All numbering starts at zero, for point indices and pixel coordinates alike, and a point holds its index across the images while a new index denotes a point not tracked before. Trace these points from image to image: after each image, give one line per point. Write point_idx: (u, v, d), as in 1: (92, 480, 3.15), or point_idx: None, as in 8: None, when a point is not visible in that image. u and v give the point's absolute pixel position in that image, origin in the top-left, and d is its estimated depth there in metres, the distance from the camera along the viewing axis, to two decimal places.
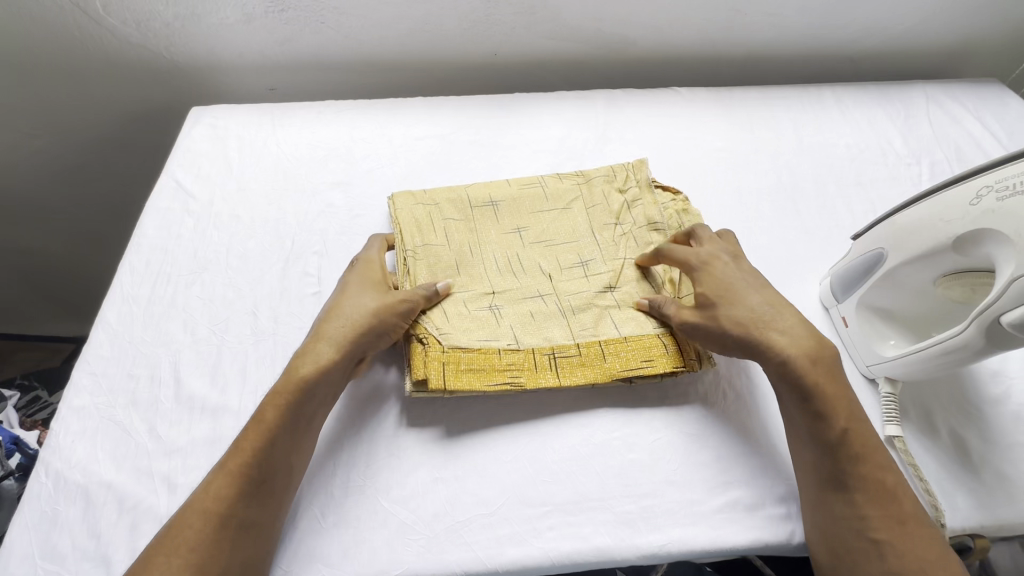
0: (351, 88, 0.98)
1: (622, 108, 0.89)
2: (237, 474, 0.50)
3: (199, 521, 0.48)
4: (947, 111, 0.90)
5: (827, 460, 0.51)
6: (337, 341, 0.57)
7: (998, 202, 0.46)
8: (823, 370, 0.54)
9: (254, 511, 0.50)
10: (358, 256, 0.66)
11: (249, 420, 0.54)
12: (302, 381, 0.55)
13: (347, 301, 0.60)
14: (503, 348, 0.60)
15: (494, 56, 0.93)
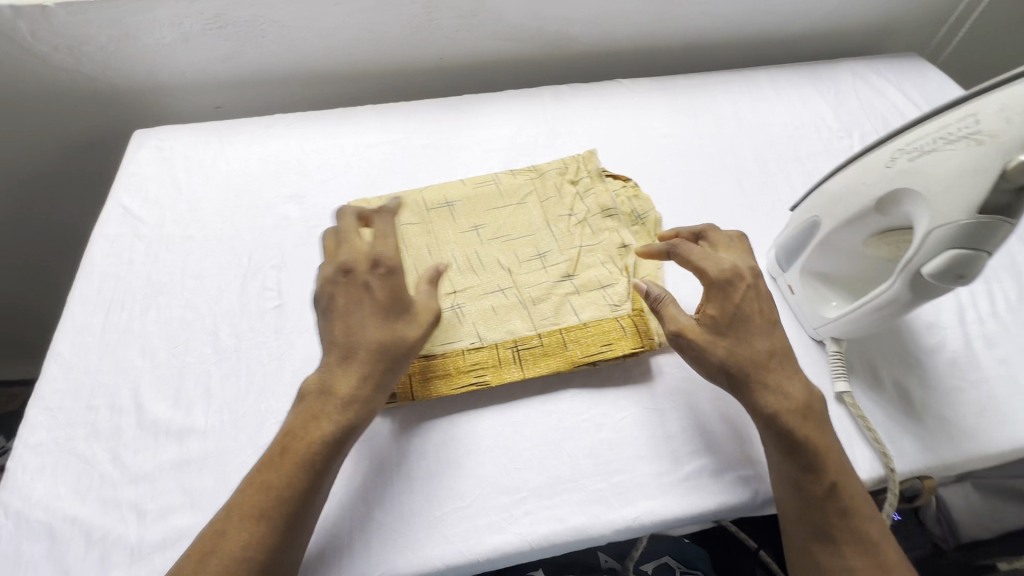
0: (299, 100, 0.98)
1: (569, 103, 0.91)
2: (278, 522, 0.47)
3: (237, 571, 0.45)
4: (872, 85, 0.95)
5: (813, 512, 0.51)
6: (374, 379, 0.54)
7: (909, 162, 0.49)
8: (810, 421, 0.53)
9: (295, 554, 0.48)
10: (384, 256, 0.58)
11: (288, 456, 0.49)
12: (343, 422, 0.52)
13: (384, 332, 0.55)
14: (466, 349, 0.62)
15: (441, 60, 0.95)
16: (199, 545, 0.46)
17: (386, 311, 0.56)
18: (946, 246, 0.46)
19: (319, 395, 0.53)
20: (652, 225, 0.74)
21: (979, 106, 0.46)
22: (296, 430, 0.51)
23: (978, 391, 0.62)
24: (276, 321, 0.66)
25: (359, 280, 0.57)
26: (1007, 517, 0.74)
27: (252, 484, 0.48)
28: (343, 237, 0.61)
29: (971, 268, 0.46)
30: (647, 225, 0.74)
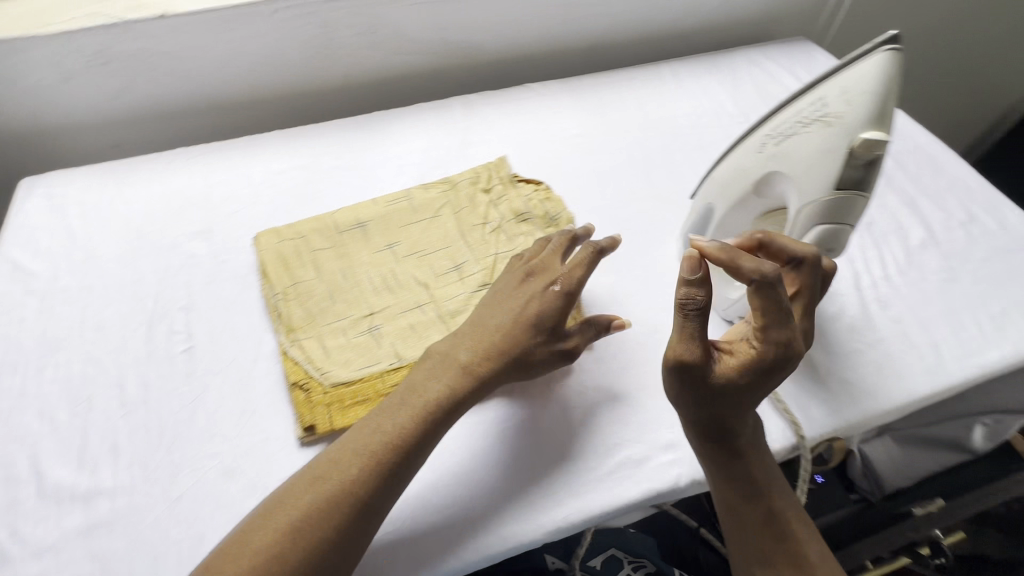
0: (204, 131, 0.94)
1: (481, 111, 0.92)
2: (381, 468, 0.50)
3: (334, 499, 0.48)
4: (766, 71, 1.00)
5: (755, 538, 0.55)
6: (500, 372, 0.57)
7: (776, 146, 0.52)
8: (751, 457, 0.55)
9: (388, 500, 0.50)
10: (563, 278, 0.59)
11: (406, 406, 0.54)
12: (455, 391, 0.55)
13: (529, 336, 0.58)
14: (385, 370, 0.61)
15: (347, 78, 0.93)
16: (315, 467, 0.50)
17: (538, 324, 0.58)
18: (814, 222, 0.49)
19: (439, 364, 0.57)
20: (565, 225, 0.75)
21: (825, 91, 0.50)
22: (413, 386, 0.55)
23: (875, 352, 0.66)
24: (187, 365, 0.64)
25: (529, 284, 0.61)
26: (920, 463, 0.79)
27: (366, 426, 0.53)
28: (562, 249, 0.63)
29: (839, 240, 0.50)
30: (561, 226, 0.75)
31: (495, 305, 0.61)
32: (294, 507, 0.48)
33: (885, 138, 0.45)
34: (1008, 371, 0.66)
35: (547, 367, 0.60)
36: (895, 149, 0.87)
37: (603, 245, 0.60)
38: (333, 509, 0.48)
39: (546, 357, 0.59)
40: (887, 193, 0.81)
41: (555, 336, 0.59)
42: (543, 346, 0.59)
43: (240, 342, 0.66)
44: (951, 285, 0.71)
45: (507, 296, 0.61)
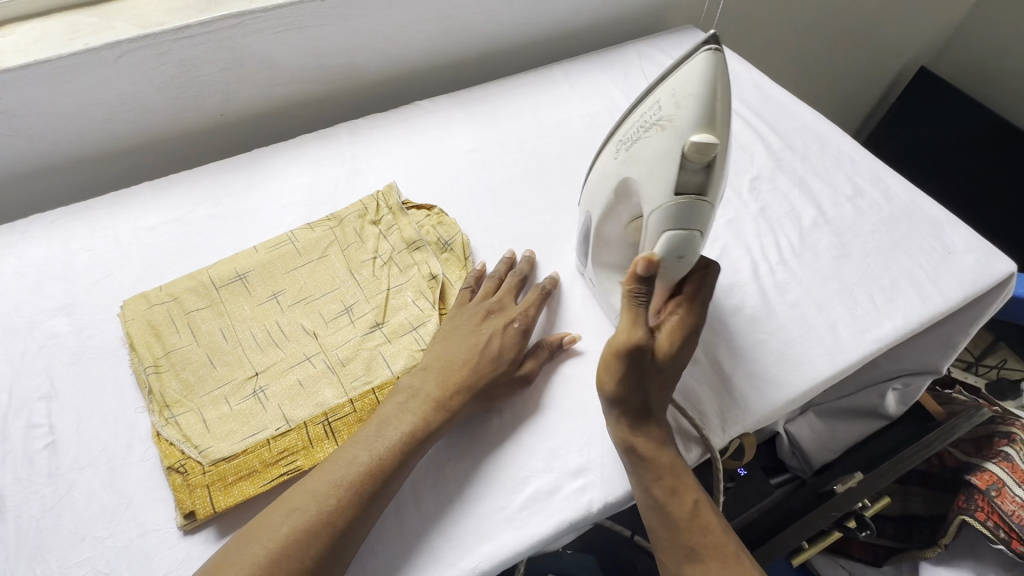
0: (69, 190, 0.86)
1: (368, 136, 0.87)
2: (357, 500, 0.50)
3: (307, 534, 0.47)
4: (656, 63, 1.00)
5: (679, 537, 0.53)
6: (467, 403, 0.58)
7: (627, 151, 0.54)
8: (660, 456, 0.53)
9: (360, 530, 0.50)
10: (520, 316, 0.64)
11: (381, 433, 0.54)
12: (428, 423, 0.55)
13: (492, 367, 0.59)
14: (271, 437, 0.57)
15: (220, 117, 0.87)
16: (288, 499, 0.50)
17: (496, 355, 0.60)
18: (668, 230, 0.51)
19: (415, 395, 0.57)
20: (460, 248, 0.73)
21: (661, 93, 0.51)
22: (388, 417, 0.55)
23: (776, 341, 0.66)
24: (49, 462, 0.57)
25: (488, 316, 0.63)
26: (843, 436, 0.81)
27: (341, 458, 0.52)
28: (515, 288, 0.67)
29: (691, 246, 0.52)
30: (456, 250, 0.72)
31: (457, 336, 0.61)
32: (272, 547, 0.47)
33: (710, 140, 0.46)
34: (902, 340, 0.67)
35: (508, 399, 0.61)
36: (782, 131, 0.88)
37: (548, 284, 0.67)
38: (307, 543, 0.47)
39: (508, 388, 0.60)
40: (778, 176, 0.82)
41: (515, 365, 0.61)
42: (504, 377, 0.60)
43: (111, 426, 0.60)
44: (843, 261, 0.73)
45: (466, 328, 0.62)
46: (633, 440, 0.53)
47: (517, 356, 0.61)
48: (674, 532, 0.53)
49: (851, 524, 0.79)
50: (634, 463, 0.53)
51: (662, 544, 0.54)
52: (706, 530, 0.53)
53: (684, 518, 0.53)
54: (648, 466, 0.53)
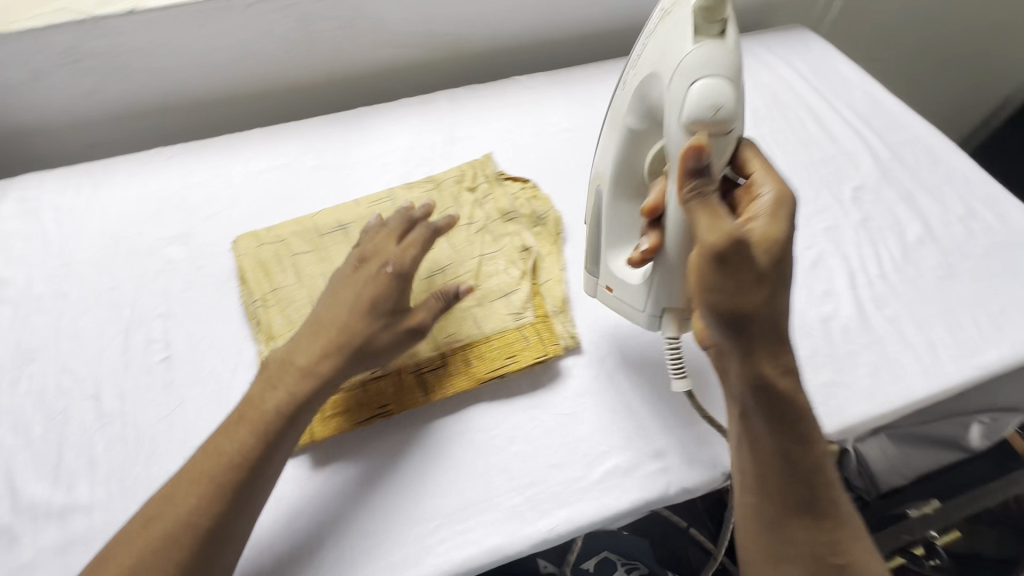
0: (185, 131, 0.91)
1: (467, 106, 0.89)
2: (217, 495, 0.48)
3: (179, 534, 0.47)
4: (761, 59, 0.97)
5: (795, 490, 0.47)
6: (341, 364, 0.55)
7: (629, 70, 0.53)
8: (793, 392, 0.47)
9: (233, 524, 0.49)
10: (398, 264, 0.58)
11: (239, 423, 0.52)
12: (294, 397, 0.53)
13: (367, 321, 0.56)
14: (366, 379, 0.60)
15: (328, 74, 0.90)
16: (150, 506, 0.49)
17: (372, 306, 0.56)
18: (693, 78, 0.46)
19: (280, 368, 0.55)
20: (552, 224, 0.74)
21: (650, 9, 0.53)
22: (252, 400, 0.54)
23: (869, 353, 0.64)
24: (165, 375, 0.62)
25: (358, 262, 0.59)
26: (915, 462, 0.76)
27: (205, 450, 0.51)
28: (396, 230, 0.61)
29: (726, 92, 0.46)
30: (548, 225, 0.74)
31: (343, 287, 0.58)
32: (138, 553, 0.46)
33: None
34: (1007, 371, 0.64)
35: (393, 352, 0.57)
36: (891, 141, 0.85)
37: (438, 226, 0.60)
38: (173, 544, 0.46)
39: (391, 339, 0.57)
40: (883, 187, 0.79)
41: (399, 315, 0.57)
42: (384, 330, 0.57)
43: (220, 350, 0.64)
44: (949, 283, 0.70)
45: (355, 276, 0.58)
46: (770, 371, 0.45)
47: (402, 304, 0.58)
48: (792, 483, 0.47)
49: (919, 551, 0.78)
50: (762, 399, 0.46)
51: (768, 493, 0.48)
52: (827, 485, 0.48)
53: (808, 468, 0.48)
54: (782, 402, 0.46)
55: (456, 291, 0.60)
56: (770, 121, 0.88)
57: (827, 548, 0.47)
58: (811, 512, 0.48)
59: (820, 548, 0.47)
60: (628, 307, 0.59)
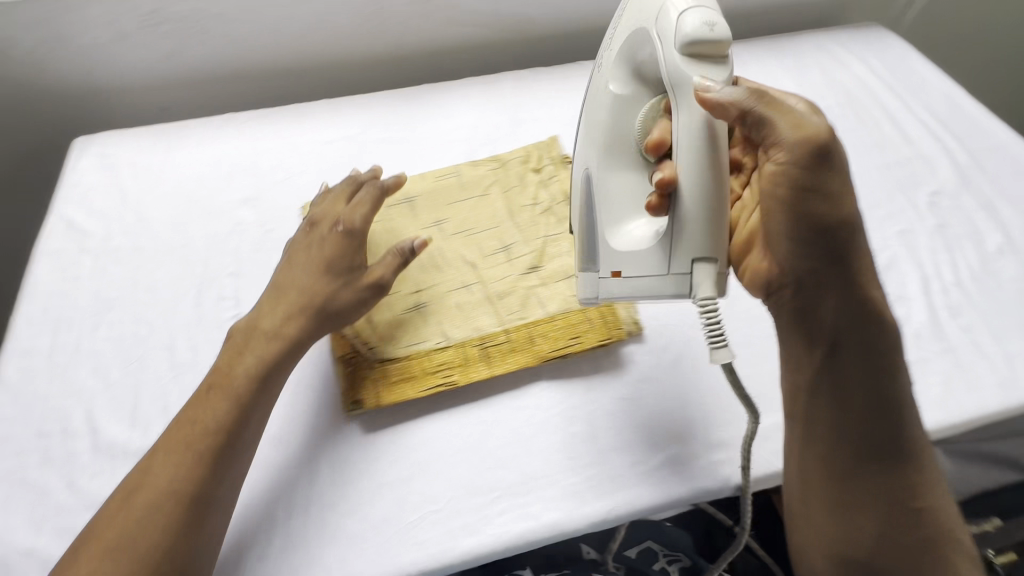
0: (253, 99, 0.93)
1: (532, 89, 0.89)
2: (199, 459, 0.49)
3: (164, 500, 0.47)
4: (835, 56, 0.94)
5: (876, 435, 0.49)
6: (305, 323, 0.58)
7: (610, 51, 0.58)
8: (878, 322, 0.49)
9: (215, 490, 0.49)
10: (353, 223, 0.62)
11: (208, 393, 0.53)
12: (263, 362, 0.55)
13: (326, 281, 0.59)
14: (431, 349, 0.61)
15: (395, 50, 0.91)
16: (129, 482, 0.49)
17: (330, 260, 0.60)
18: (679, 9, 0.50)
19: (247, 334, 0.57)
20: None
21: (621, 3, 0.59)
22: (221, 369, 0.55)
23: (943, 362, 0.62)
24: None
25: (309, 232, 0.64)
26: (975, 479, 0.74)
27: (183, 420, 0.52)
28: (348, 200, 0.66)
29: (715, 15, 0.49)
30: None
31: (303, 252, 0.62)
32: (122, 529, 0.46)
33: None
34: None
35: (355, 312, 0.60)
36: (971, 148, 0.81)
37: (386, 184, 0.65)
38: (156, 512, 0.47)
39: (350, 297, 0.59)
40: (962, 194, 0.76)
41: (356, 272, 0.60)
42: (343, 288, 0.59)
43: None
44: None
45: (313, 240, 0.62)
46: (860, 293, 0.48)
47: (356, 260, 0.61)
48: (876, 426, 0.49)
49: None
50: (853, 324, 0.48)
51: (848, 439, 0.49)
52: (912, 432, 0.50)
53: (893, 408, 0.49)
54: (874, 323, 0.49)
55: (410, 246, 0.60)
56: (843, 120, 0.85)
57: (904, 493, 0.49)
58: (892, 458, 0.49)
59: (897, 492, 0.50)
60: (640, 283, 0.52)
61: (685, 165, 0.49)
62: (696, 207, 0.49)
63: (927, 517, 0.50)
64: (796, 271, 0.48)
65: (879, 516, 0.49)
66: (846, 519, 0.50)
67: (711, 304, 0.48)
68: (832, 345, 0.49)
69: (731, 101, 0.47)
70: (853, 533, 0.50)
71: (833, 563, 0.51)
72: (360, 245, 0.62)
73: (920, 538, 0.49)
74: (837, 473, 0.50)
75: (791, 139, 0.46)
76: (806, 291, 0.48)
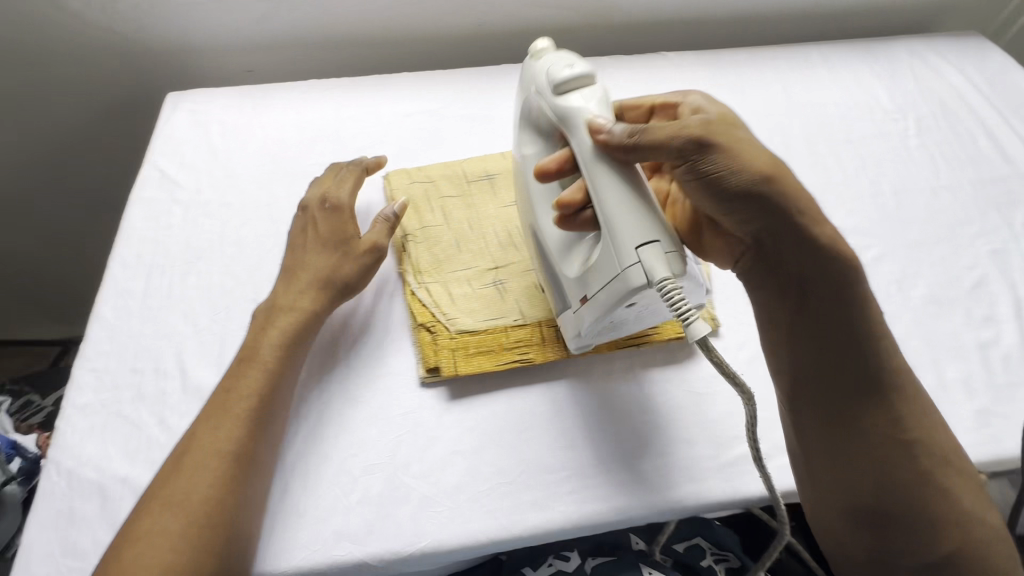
0: (333, 67, 0.94)
1: (613, 76, 0.88)
2: (247, 420, 0.50)
3: (218, 462, 0.47)
4: (930, 65, 0.90)
5: (853, 380, 0.51)
6: (321, 294, 0.58)
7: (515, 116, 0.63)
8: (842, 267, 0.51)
9: (264, 449, 0.50)
10: (329, 202, 0.63)
11: (240, 364, 0.53)
12: (291, 334, 0.56)
13: (324, 257, 0.60)
14: (509, 326, 0.61)
15: (477, 27, 0.91)
16: (175, 451, 0.48)
17: (326, 238, 0.61)
18: (546, 63, 0.55)
19: (270, 313, 0.57)
20: None
21: None
22: (249, 343, 0.55)
23: None
24: None
25: (301, 218, 0.64)
26: None
27: (218, 391, 0.52)
28: (341, 179, 0.67)
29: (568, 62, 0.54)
30: None
31: (293, 240, 0.63)
32: (175, 489, 0.46)
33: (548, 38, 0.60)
34: None
35: (357, 282, 0.61)
36: None
37: (364, 163, 0.69)
38: (213, 472, 0.47)
39: (357, 268, 0.60)
40: None
41: (350, 246, 0.61)
42: (345, 260, 0.60)
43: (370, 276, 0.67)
44: None
45: (294, 231, 0.63)
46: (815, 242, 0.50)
47: (349, 231, 0.62)
48: (850, 363, 0.51)
49: None
50: (814, 277, 0.51)
51: (823, 386, 0.52)
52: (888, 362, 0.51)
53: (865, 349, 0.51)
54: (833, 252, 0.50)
55: (393, 212, 0.63)
56: (934, 132, 0.82)
57: (893, 429, 0.51)
58: (871, 397, 0.51)
59: (884, 428, 0.51)
60: (603, 297, 0.50)
61: (592, 190, 0.50)
62: (620, 212, 0.48)
63: (922, 450, 0.51)
64: (748, 233, 0.52)
65: (871, 458, 0.51)
66: (845, 468, 0.51)
67: (666, 283, 0.45)
68: (799, 293, 0.52)
69: (600, 126, 0.50)
70: (853, 480, 0.51)
71: (843, 514, 0.52)
72: (347, 219, 0.63)
73: (919, 472, 0.50)
74: (823, 424, 0.52)
75: (680, 148, 0.49)
76: (763, 244, 0.52)
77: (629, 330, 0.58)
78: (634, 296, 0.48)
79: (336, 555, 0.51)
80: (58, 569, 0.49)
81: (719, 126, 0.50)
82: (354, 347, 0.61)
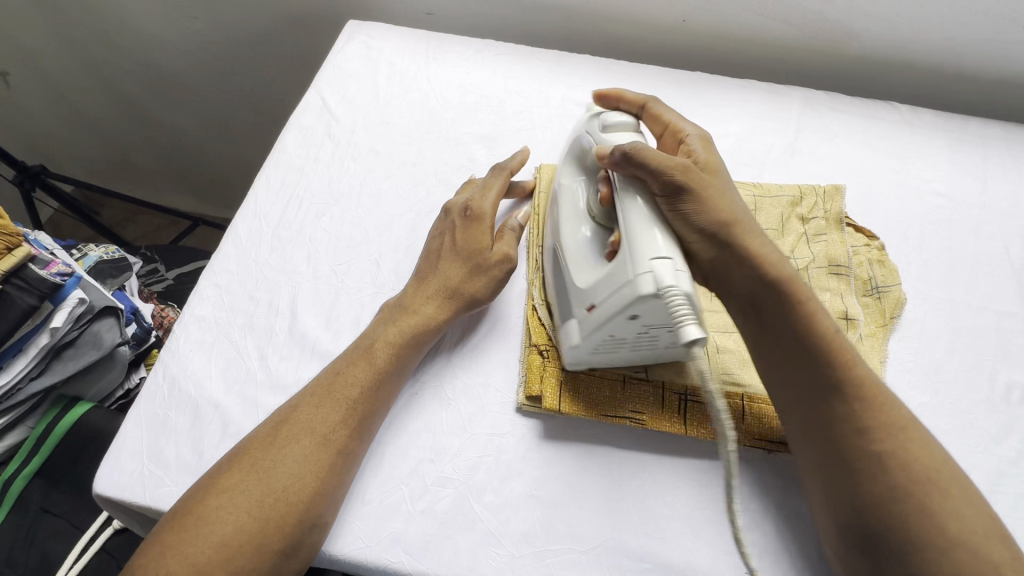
0: (513, 29, 0.88)
1: (825, 115, 0.74)
2: (347, 410, 0.48)
3: (309, 447, 0.46)
4: None
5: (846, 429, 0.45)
6: (449, 308, 0.55)
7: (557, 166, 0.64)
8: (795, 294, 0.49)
9: (355, 443, 0.48)
10: (470, 206, 0.60)
11: (357, 352, 0.52)
12: (403, 340, 0.53)
13: (456, 266, 0.57)
14: (627, 376, 0.55)
15: (680, 23, 0.80)
16: (277, 416, 0.48)
17: (460, 248, 0.58)
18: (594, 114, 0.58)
19: (395, 312, 0.55)
20: (889, 304, 0.59)
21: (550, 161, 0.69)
22: (368, 336, 0.54)
23: None
24: None
25: (441, 222, 0.61)
26: None
27: (331, 367, 0.52)
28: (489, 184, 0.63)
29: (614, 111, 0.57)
30: (883, 303, 0.59)
31: (430, 241, 0.60)
32: (263, 456, 0.45)
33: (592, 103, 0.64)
34: None
35: (482, 300, 0.57)
36: None
37: (510, 166, 0.64)
38: (302, 452, 0.46)
39: (486, 287, 0.57)
40: None
41: (483, 262, 0.57)
42: (476, 278, 0.57)
43: None
44: None
45: (434, 231, 0.61)
46: (766, 271, 0.49)
47: (483, 244, 0.58)
48: (803, 371, 0.47)
49: None
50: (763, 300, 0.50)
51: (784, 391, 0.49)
52: (846, 364, 0.47)
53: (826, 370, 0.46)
54: (789, 281, 0.49)
55: (519, 223, 0.61)
56: None
57: (856, 434, 0.44)
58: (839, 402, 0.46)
59: (852, 437, 0.45)
60: (609, 305, 0.47)
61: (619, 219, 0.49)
62: (636, 232, 0.47)
63: (903, 458, 0.43)
64: (706, 254, 0.51)
65: (848, 464, 0.44)
66: (833, 478, 0.45)
67: (675, 294, 0.43)
68: (752, 317, 0.50)
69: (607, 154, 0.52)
70: (837, 494, 0.44)
71: (835, 531, 0.45)
72: (484, 232, 0.58)
73: (904, 484, 0.42)
74: (802, 436, 0.47)
75: (675, 180, 0.49)
76: (717, 264, 0.51)
77: (629, 357, 0.53)
78: (640, 308, 0.45)
79: (387, 559, 0.48)
80: (140, 470, 0.51)
81: (694, 172, 0.50)
82: (459, 359, 0.57)
